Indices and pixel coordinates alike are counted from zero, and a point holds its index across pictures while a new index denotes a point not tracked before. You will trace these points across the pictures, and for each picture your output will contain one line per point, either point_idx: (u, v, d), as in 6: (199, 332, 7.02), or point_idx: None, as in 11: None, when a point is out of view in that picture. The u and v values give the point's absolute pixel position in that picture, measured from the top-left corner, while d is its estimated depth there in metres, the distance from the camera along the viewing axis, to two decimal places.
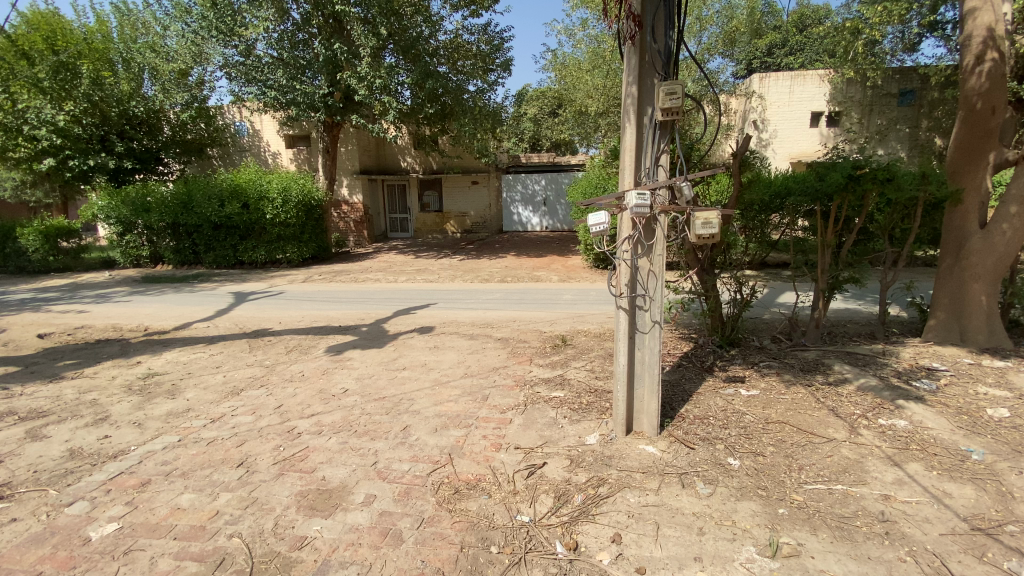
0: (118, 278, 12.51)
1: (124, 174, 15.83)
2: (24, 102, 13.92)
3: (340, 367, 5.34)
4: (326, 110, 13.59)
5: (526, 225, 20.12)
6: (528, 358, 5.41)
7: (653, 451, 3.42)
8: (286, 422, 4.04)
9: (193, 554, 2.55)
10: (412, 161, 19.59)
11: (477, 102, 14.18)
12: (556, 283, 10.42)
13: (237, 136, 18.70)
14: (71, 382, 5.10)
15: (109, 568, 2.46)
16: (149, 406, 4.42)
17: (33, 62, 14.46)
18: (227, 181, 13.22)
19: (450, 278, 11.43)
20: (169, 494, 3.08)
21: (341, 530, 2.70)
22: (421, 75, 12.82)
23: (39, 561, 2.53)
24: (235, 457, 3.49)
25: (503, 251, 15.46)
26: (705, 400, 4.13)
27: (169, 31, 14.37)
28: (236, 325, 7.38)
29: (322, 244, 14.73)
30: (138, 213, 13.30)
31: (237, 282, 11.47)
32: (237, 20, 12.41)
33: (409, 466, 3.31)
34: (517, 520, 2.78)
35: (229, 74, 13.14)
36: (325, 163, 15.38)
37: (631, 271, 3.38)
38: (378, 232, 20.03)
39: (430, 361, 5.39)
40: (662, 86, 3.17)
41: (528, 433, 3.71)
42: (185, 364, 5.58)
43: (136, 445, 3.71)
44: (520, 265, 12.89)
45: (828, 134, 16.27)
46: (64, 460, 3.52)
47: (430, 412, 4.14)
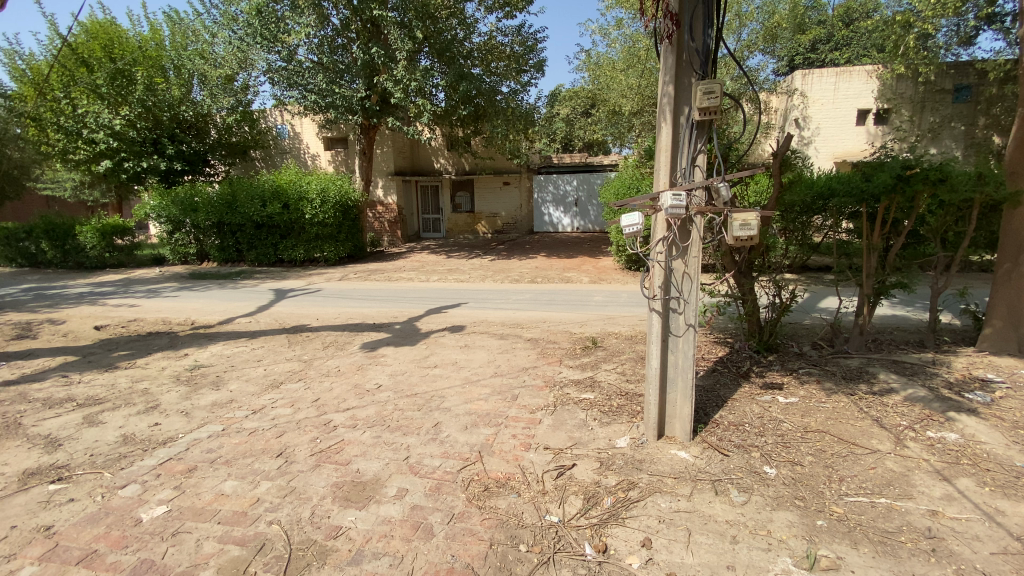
0: (167, 275, 13.16)
1: (174, 176, 16.70)
2: (83, 107, 14.87)
3: (374, 363, 5.46)
4: (363, 112, 13.95)
5: (557, 225, 20.07)
6: (558, 358, 5.40)
7: (685, 456, 3.36)
8: (321, 415, 4.16)
9: (236, 539, 2.67)
10: (444, 162, 19.87)
11: (510, 103, 14.30)
12: (587, 284, 10.37)
13: (279, 138, 19.36)
14: (124, 371, 5.41)
15: (158, 549, 2.60)
16: (196, 396, 4.64)
17: (92, 69, 15.59)
18: (269, 182, 13.73)
19: (480, 278, 11.52)
20: (214, 480, 3.22)
21: (374, 522, 2.77)
22: (455, 77, 13.01)
23: (94, 540, 2.69)
24: (274, 448, 3.62)
25: (533, 252, 15.51)
26: (740, 407, 4.02)
27: (217, 38, 15.00)
28: (276, 321, 7.65)
29: (358, 244, 15.10)
30: (186, 212, 13.98)
31: (277, 280, 11.86)
32: (280, 27, 12.88)
33: (440, 462, 3.36)
34: (546, 520, 2.78)
35: (271, 79, 13.61)
36: (362, 164, 15.81)
37: (665, 272, 3.34)
38: (411, 232, 20.37)
39: (461, 359, 5.45)
40: (700, 85, 3.11)
41: (557, 434, 3.71)
42: (229, 357, 5.83)
43: (183, 433, 3.90)
44: (551, 265, 12.91)
45: (876, 132, 15.56)
46: (118, 446, 3.73)
47: (461, 410, 4.18)
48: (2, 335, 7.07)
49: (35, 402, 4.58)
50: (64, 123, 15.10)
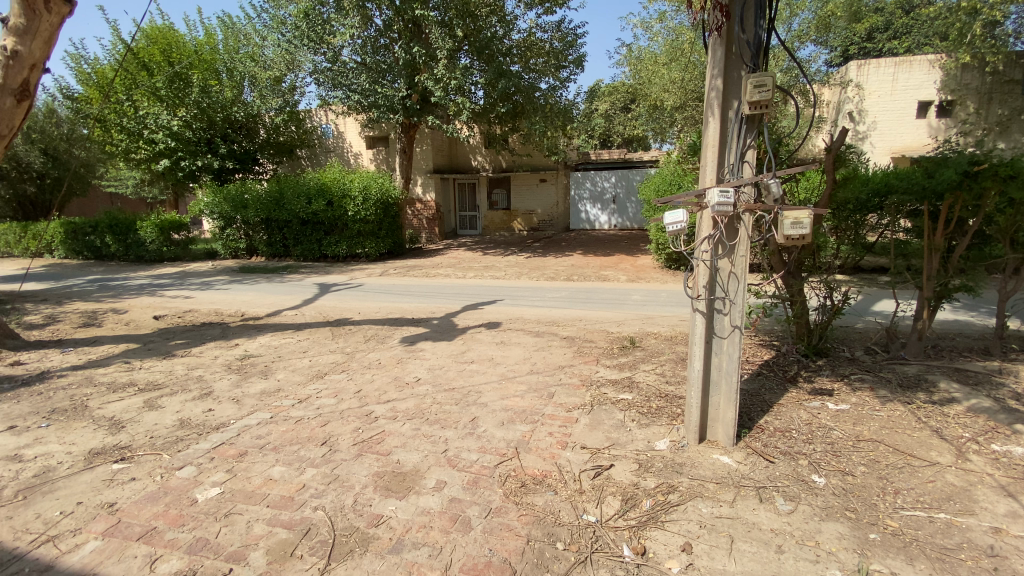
0: (219, 268, 13.82)
1: (226, 174, 17.50)
2: (145, 109, 15.82)
3: (413, 357, 5.57)
4: (404, 112, 14.19)
5: (594, 223, 19.87)
6: (595, 358, 5.34)
7: (728, 462, 3.26)
8: (363, 406, 4.27)
9: (284, 522, 2.78)
10: (482, 160, 20.01)
11: (549, 100, 14.25)
12: (624, 283, 10.23)
13: (323, 137, 19.96)
14: (180, 359, 5.73)
15: (212, 529, 2.74)
16: (246, 384, 4.86)
17: (152, 73, 16.43)
18: (314, 180, 14.22)
19: (516, 275, 11.54)
20: (263, 465, 3.37)
21: (414, 512, 2.83)
22: (494, 74, 13.10)
23: (154, 517, 2.87)
24: (319, 436, 3.75)
25: (569, 249, 15.41)
26: (787, 412, 3.87)
27: (267, 41, 15.57)
28: (320, 314, 7.91)
29: (398, 240, 15.40)
30: (237, 209, 14.64)
31: (320, 274, 12.25)
32: (326, 28, 13.25)
33: (478, 457, 3.40)
34: (583, 519, 2.76)
35: (317, 79, 14.04)
36: (402, 162, 16.10)
37: (710, 271, 3.25)
38: (449, 229, 20.62)
39: (497, 356, 5.48)
40: (750, 78, 3.00)
41: (594, 434, 3.67)
42: (276, 348, 6.07)
43: (235, 419, 4.10)
44: (588, 263, 12.78)
45: (938, 126, 14.64)
46: (175, 429, 3.96)
47: (498, 405, 4.21)
48: (72, 323, 7.62)
49: (101, 386, 4.91)
50: (127, 124, 16.12)
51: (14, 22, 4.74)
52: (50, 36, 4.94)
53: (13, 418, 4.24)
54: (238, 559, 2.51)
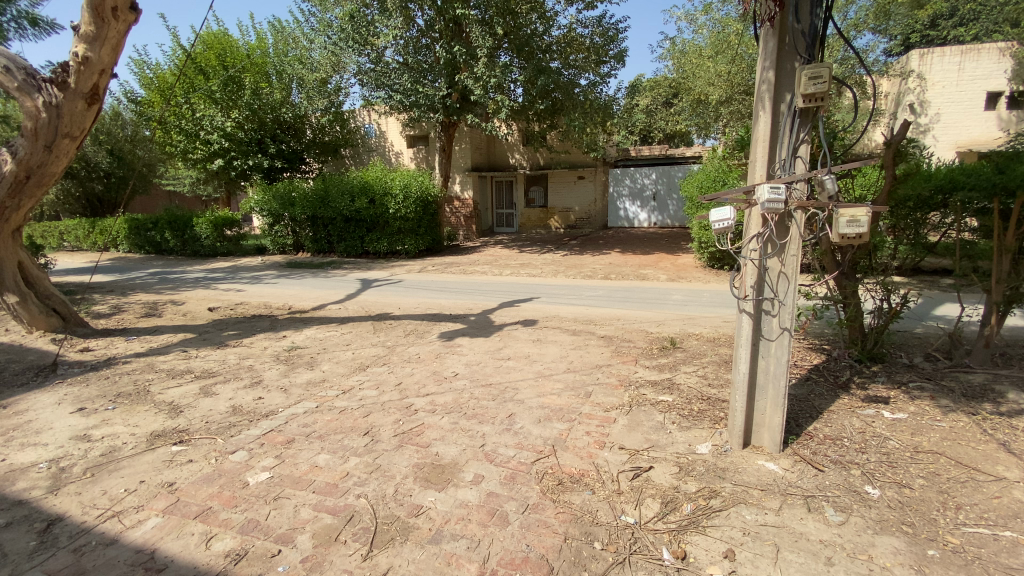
0: (267, 263, 14.42)
1: (275, 172, 18.22)
2: (201, 112, 16.69)
3: (451, 352, 5.65)
4: (444, 110, 14.36)
5: (633, 220, 19.56)
6: (633, 358, 5.26)
7: (774, 468, 3.15)
8: (403, 398, 4.37)
9: (328, 508, 2.88)
10: (520, 157, 20.03)
11: (589, 96, 14.12)
12: (664, 282, 10.03)
13: (366, 137, 20.52)
14: (232, 349, 6.02)
15: (262, 511, 2.87)
16: (293, 374, 5.07)
17: (209, 77, 17.23)
18: (358, 178, 14.63)
19: (553, 273, 11.51)
20: (310, 452, 3.50)
21: (452, 504, 2.87)
22: (533, 72, 13.11)
23: (209, 497, 3.03)
24: (361, 426, 3.87)
25: (607, 247, 15.23)
26: (838, 420, 3.70)
27: (314, 44, 16.08)
28: (362, 308, 8.14)
29: (436, 238, 15.64)
30: (285, 206, 15.23)
31: (362, 270, 12.61)
32: (371, 30, 13.56)
33: (515, 453, 3.41)
34: (621, 520, 2.74)
35: (361, 80, 14.41)
36: (441, 161, 16.32)
37: (758, 271, 3.15)
38: (485, 227, 20.80)
39: (534, 353, 5.49)
40: (804, 70, 2.87)
41: (633, 435, 3.62)
42: (321, 340, 6.29)
43: (283, 408, 4.28)
44: (626, 262, 12.59)
45: (1010, 118, 13.64)
46: (229, 415, 4.17)
47: (534, 403, 4.22)
48: (135, 313, 8.13)
49: (162, 373, 5.23)
50: (186, 126, 17.06)
51: (85, 30, 5.07)
52: (117, 43, 5.25)
53: (83, 400, 4.57)
54: (287, 541, 2.62)
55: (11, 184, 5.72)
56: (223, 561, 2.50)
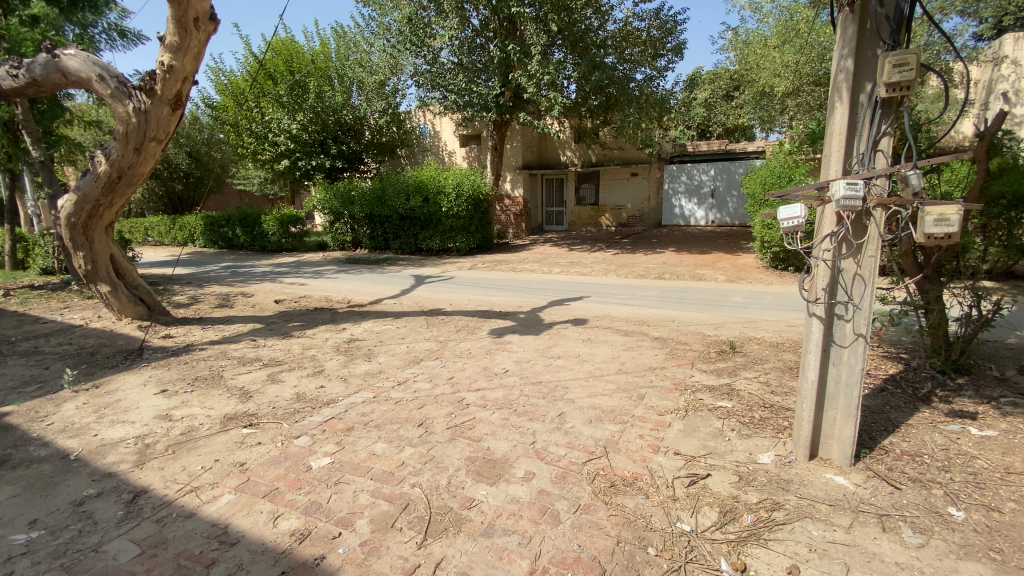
0: (328, 259, 15.11)
1: (336, 172, 19.06)
2: (270, 115, 17.73)
3: (501, 349, 5.70)
4: (497, 109, 14.47)
5: (689, 218, 18.94)
6: (689, 361, 5.10)
7: (844, 483, 2.96)
8: (455, 392, 4.46)
9: (385, 495, 2.99)
10: (571, 155, 19.88)
11: (644, 91, 13.81)
12: (722, 283, 9.65)
13: (421, 137, 21.07)
14: (296, 339, 6.36)
15: (324, 494, 3.01)
16: (352, 365, 5.29)
17: (277, 82, 18.24)
18: (413, 178, 15.04)
19: (604, 272, 11.34)
20: (368, 441, 3.64)
21: (504, 499, 2.90)
22: (587, 67, 12.96)
23: (276, 478, 3.22)
24: (416, 418, 3.98)
25: (661, 246, 14.83)
26: (916, 434, 3.43)
27: (374, 47, 16.67)
28: (416, 304, 8.37)
29: (486, 236, 15.80)
30: (345, 205, 15.90)
31: (416, 267, 12.95)
32: (427, 31, 13.87)
33: (565, 452, 3.39)
34: (677, 527, 2.66)
35: (417, 81, 14.80)
36: (493, 159, 16.46)
37: (831, 273, 2.97)
38: (535, 225, 20.85)
39: (584, 352, 5.44)
40: (889, 57, 2.66)
41: (689, 440, 3.51)
42: (378, 333, 6.52)
43: (342, 397, 4.47)
44: (681, 261, 12.20)
45: None
46: (294, 402, 4.41)
47: (585, 403, 4.18)
48: (210, 304, 8.76)
49: (234, 360, 5.61)
50: (256, 129, 18.17)
51: (170, 41, 5.47)
52: (197, 51, 5.64)
53: (166, 382, 4.98)
54: (346, 525, 2.74)
55: (106, 184, 6.34)
56: (288, 539, 2.65)
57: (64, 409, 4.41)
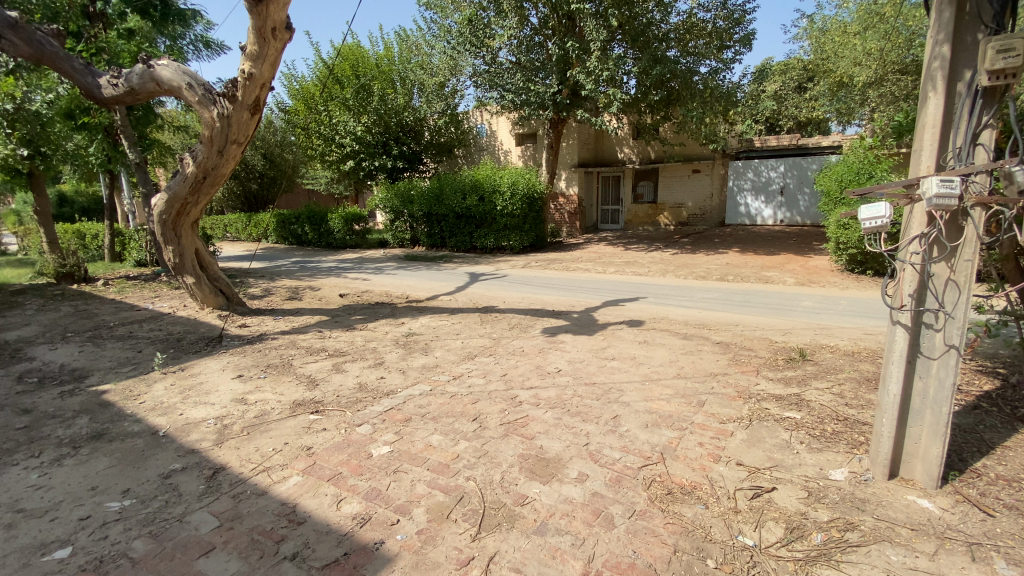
0: (388, 256, 15.66)
1: (397, 172, 19.72)
2: (337, 118, 18.61)
3: (554, 348, 5.68)
4: (554, 107, 14.37)
5: (755, 217, 17.96)
6: (754, 368, 4.86)
7: (927, 506, 2.72)
8: (508, 389, 4.50)
9: (441, 486, 3.07)
10: (629, 152, 19.47)
11: (708, 84, 13.30)
12: (790, 286, 9.12)
13: (478, 136, 21.37)
14: (358, 332, 6.65)
15: (384, 482, 3.14)
16: (410, 358, 5.46)
17: (344, 86, 19.09)
18: (470, 177, 15.27)
19: (662, 272, 11.02)
20: (425, 432, 3.75)
21: (557, 499, 2.90)
22: (648, 62, 12.62)
23: (340, 463, 3.39)
24: (470, 412, 4.05)
25: (724, 247, 14.19)
26: (1016, 458, 3.09)
27: (434, 49, 17.09)
28: (471, 301, 8.51)
29: (540, 234, 15.80)
30: (404, 204, 16.42)
31: (471, 264, 13.16)
32: (486, 31, 14.01)
33: (620, 456, 3.34)
34: (738, 541, 2.56)
35: (475, 82, 15.02)
36: (549, 157, 16.39)
37: (919, 278, 2.74)
38: (590, 223, 20.63)
39: (640, 355, 5.31)
40: (991, 42, 2.40)
41: (752, 451, 3.35)
42: (434, 328, 6.69)
43: (401, 388, 4.63)
44: (746, 263, 11.61)
45: None
46: (356, 391, 4.62)
47: (641, 407, 4.09)
48: (281, 296, 9.34)
49: (302, 349, 5.95)
50: (324, 131, 19.13)
51: (251, 49, 5.86)
52: (274, 59, 6.00)
53: (242, 368, 5.38)
54: (405, 512, 2.85)
55: (192, 183, 6.88)
56: (350, 522, 2.78)
57: (154, 389, 4.86)
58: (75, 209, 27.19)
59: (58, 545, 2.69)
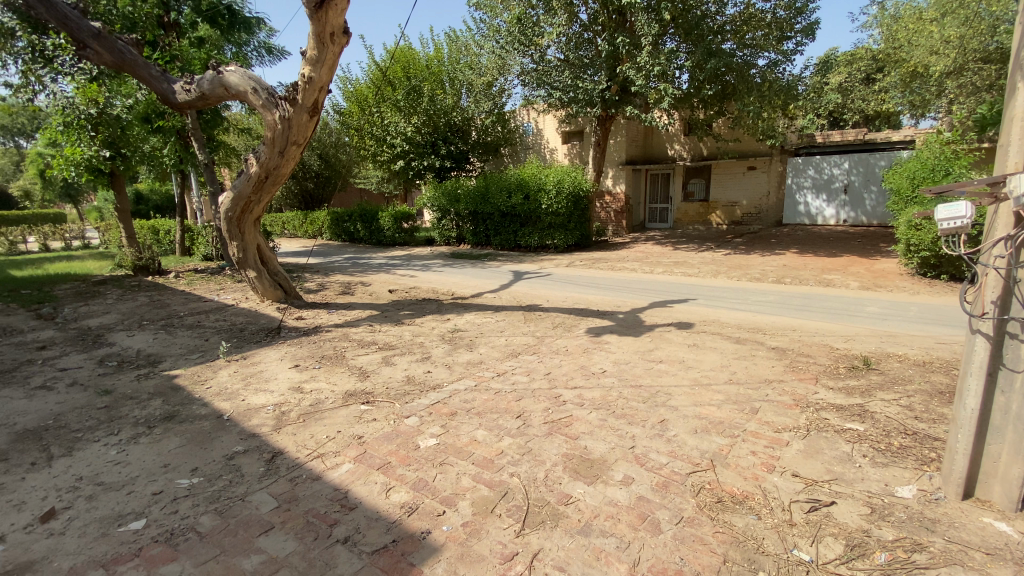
0: (435, 253, 15.98)
1: (444, 171, 20.04)
2: (388, 119, 19.16)
3: (599, 349, 5.63)
4: (602, 104, 14.17)
5: (816, 216, 16.93)
6: (812, 376, 4.63)
7: (1006, 530, 2.50)
8: (552, 388, 4.51)
9: (485, 481, 3.12)
10: (680, 148, 18.97)
11: (767, 77, 12.76)
12: (853, 290, 8.60)
13: (525, 135, 21.44)
14: (406, 326, 6.84)
15: (430, 473, 3.22)
16: (455, 354, 5.57)
17: (395, 87, 19.60)
18: (516, 176, 15.33)
19: (713, 273, 10.66)
20: (470, 427, 3.82)
21: (602, 500, 2.88)
22: (702, 55, 12.21)
23: (389, 453, 3.51)
24: (514, 409, 4.09)
25: (780, 247, 13.57)
26: None
27: (483, 49, 17.25)
28: (516, 299, 8.56)
29: (585, 233, 15.64)
30: (451, 202, 16.70)
31: (515, 263, 13.21)
32: (536, 30, 13.98)
33: (667, 460, 3.28)
34: (793, 555, 2.45)
35: (523, 80, 15.03)
36: (595, 155, 16.17)
37: (1004, 283, 2.53)
38: (637, 222, 20.26)
39: (690, 358, 5.18)
40: None
41: (810, 462, 3.20)
42: (479, 325, 6.78)
43: (447, 383, 4.73)
44: (804, 265, 11.04)
45: None
46: (404, 384, 4.76)
47: (690, 411, 3.99)
48: (335, 291, 9.73)
49: (353, 342, 6.18)
50: (376, 132, 19.74)
51: (311, 54, 6.14)
52: (332, 62, 6.26)
53: (298, 358, 5.66)
54: (450, 504, 2.91)
55: (255, 183, 7.28)
56: (399, 511, 2.87)
57: (219, 375, 5.20)
58: (149, 207, 29.35)
59: (135, 516, 2.94)
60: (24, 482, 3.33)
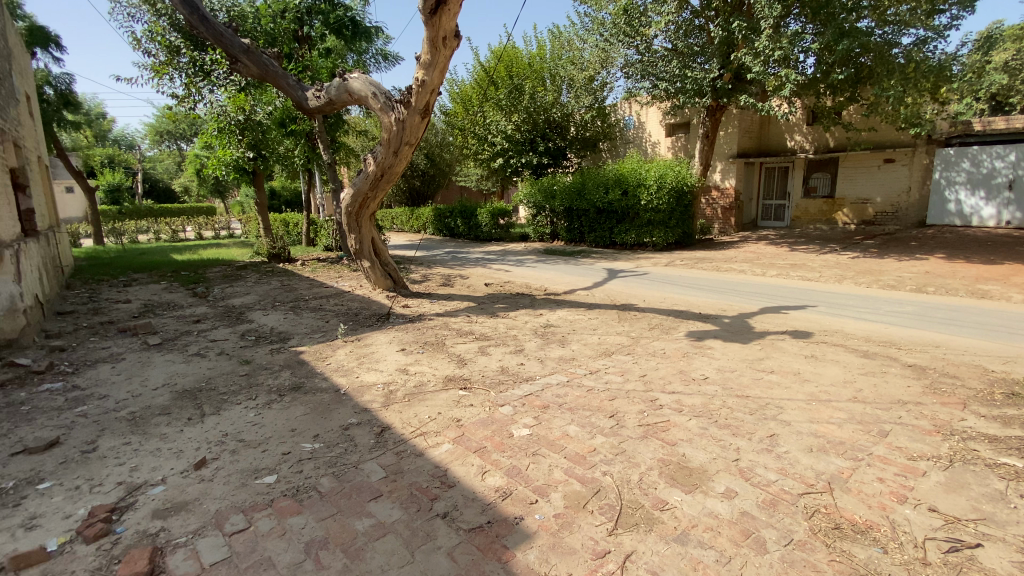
0: (529, 249, 16.19)
1: (541, 168, 20.08)
2: (490, 117, 19.71)
3: (700, 353, 5.37)
4: (712, 94, 13.37)
5: (970, 216, 14.67)
6: (959, 401, 4.02)
7: None
8: (648, 391, 4.39)
9: (578, 476, 3.14)
10: (800, 139, 17.34)
11: (914, 57, 11.17)
12: (1017, 304, 7.28)
13: (625, 129, 20.98)
14: (502, 319, 7.05)
15: (523, 462, 3.32)
16: (549, 349, 5.63)
17: (498, 87, 19.96)
18: (614, 172, 15.00)
19: (835, 278, 9.62)
20: (563, 421, 3.86)
21: (701, 511, 2.77)
22: (834, 36, 10.95)
23: (485, 438, 3.67)
24: (607, 408, 4.06)
25: (922, 251, 11.86)
26: None
27: (587, 44, 17.08)
28: (611, 297, 8.41)
29: (687, 231, 14.89)
30: (547, 198, 16.76)
31: (611, 260, 12.97)
32: (643, 20, 13.49)
33: (776, 478, 3.05)
34: None
35: (627, 73, 14.60)
36: (702, 148, 15.28)
37: None
38: (747, 220, 18.84)
39: (805, 371, 4.75)
40: None
41: (951, 498, 2.80)
42: (573, 322, 6.78)
43: (539, 376, 4.82)
44: (952, 272, 9.54)
45: None
46: (499, 374, 4.93)
47: (804, 428, 3.67)
48: (436, 282, 10.29)
49: (452, 331, 6.51)
50: (478, 130, 20.42)
51: (424, 58, 6.53)
52: (443, 65, 6.60)
53: (404, 343, 6.09)
54: (543, 493, 2.98)
55: (372, 180, 7.92)
56: (493, 494, 3.00)
57: (337, 354, 5.78)
58: (281, 202, 33.10)
59: (268, 471, 3.39)
60: (185, 433, 3.99)
